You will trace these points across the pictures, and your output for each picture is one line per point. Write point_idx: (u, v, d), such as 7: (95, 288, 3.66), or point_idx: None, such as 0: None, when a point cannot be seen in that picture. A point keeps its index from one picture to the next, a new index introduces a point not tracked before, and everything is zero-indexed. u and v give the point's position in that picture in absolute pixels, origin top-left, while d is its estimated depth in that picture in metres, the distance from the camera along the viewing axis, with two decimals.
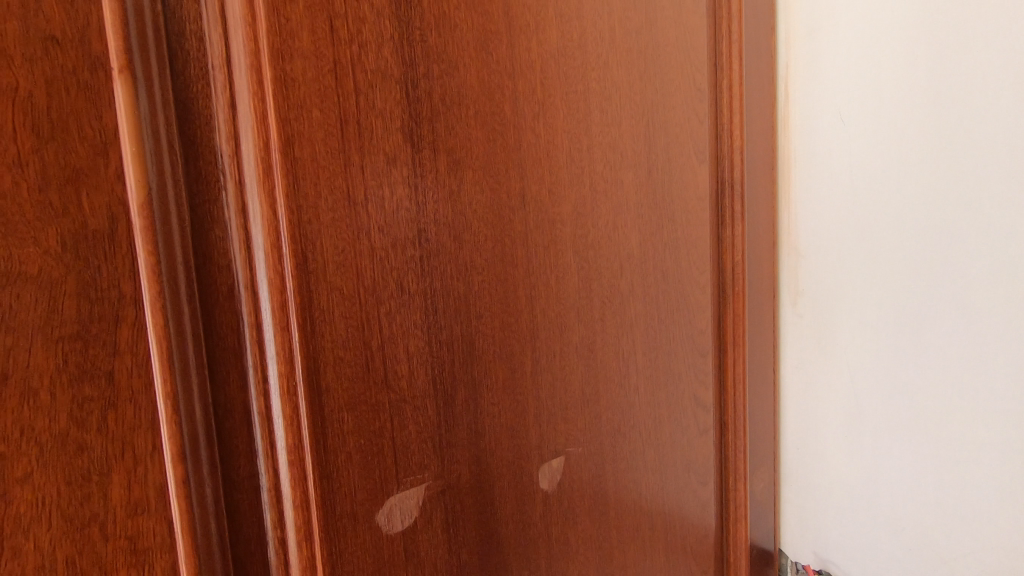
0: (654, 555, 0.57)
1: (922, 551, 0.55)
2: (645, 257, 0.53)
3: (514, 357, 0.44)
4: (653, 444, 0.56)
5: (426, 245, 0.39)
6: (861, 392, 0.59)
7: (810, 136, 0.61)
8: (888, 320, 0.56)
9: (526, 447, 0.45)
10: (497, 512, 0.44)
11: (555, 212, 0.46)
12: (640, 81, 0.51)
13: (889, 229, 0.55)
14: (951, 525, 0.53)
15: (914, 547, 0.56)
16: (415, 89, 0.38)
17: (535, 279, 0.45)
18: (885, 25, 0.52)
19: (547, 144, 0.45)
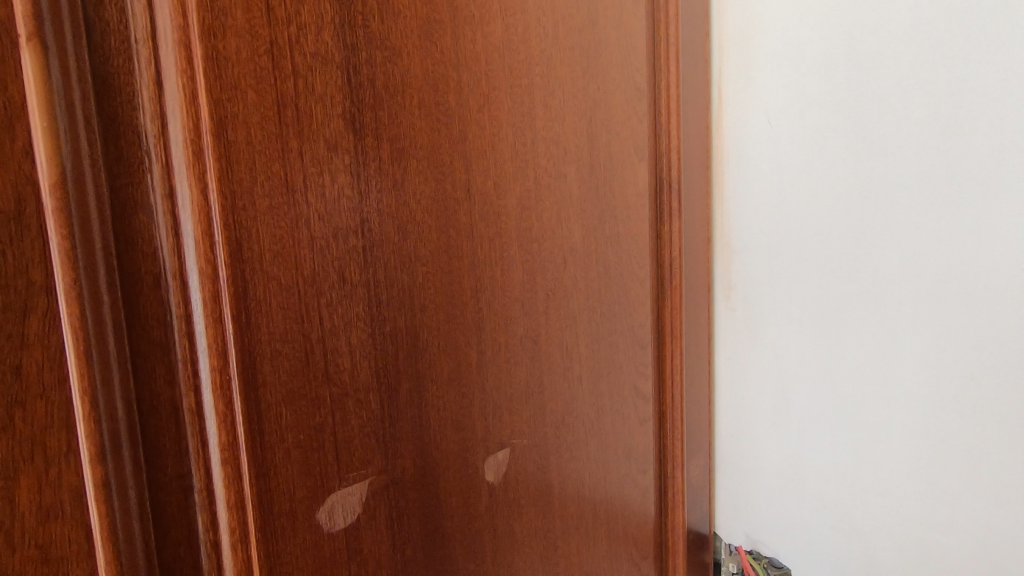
0: (597, 543, 0.59)
1: (844, 521, 0.61)
2: (587, 251, 0.55)
3: (460, 349, 0.44)
4: (595, 434, 0.57)
5: (368, 236, 0.38)
6: (787, 378, 0.64)
7: (742, 138, 0.65)
8: (810, 311, 0.60)
9: (472, 439, 0.45)
10: (442, 506, 0.44)
11: (501, 204, 0.46)
12: (583, 79, 0.53)
13: (812, 226, 0.59)
14: (865, 497, 0.58)
15: (836, 520, 0.61)
16: (357, 75, 0.37)
17: (479, 271, 0.45)
18: (808, 37, 0.57)
19: (492, 136, 0.46)
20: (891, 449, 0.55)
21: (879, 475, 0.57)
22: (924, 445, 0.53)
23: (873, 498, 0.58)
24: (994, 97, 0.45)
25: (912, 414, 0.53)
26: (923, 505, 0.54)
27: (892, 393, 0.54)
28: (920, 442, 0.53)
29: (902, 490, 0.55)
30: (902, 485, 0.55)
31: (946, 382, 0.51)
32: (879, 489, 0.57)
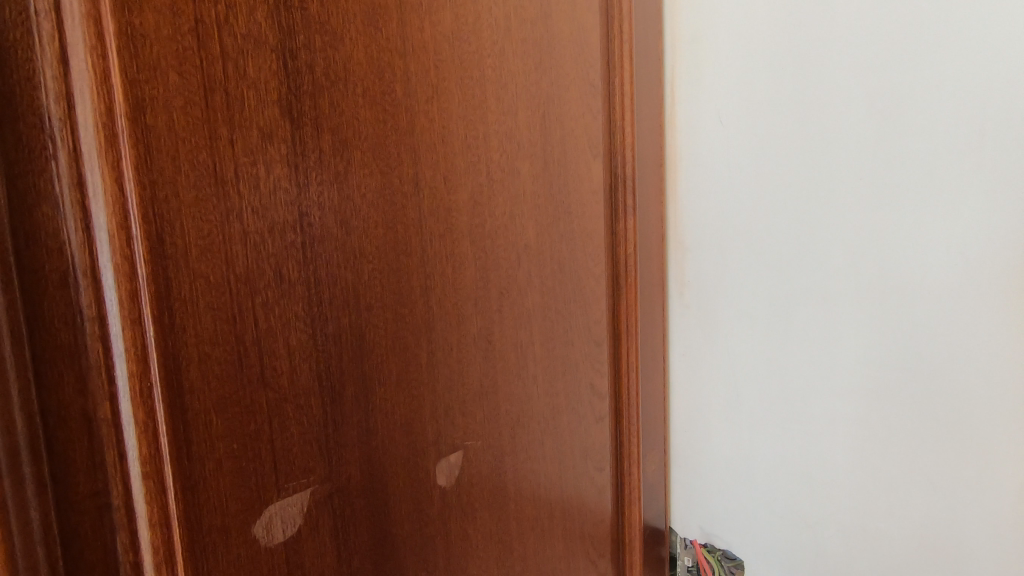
0: (553, 544, 0.58)
1: (795, 502, 0.64)
2: (541, 248, 0.54)
3: (409, 350, 0.42)
4: (551, 433, 0.56)
5: (308, 231, 0.36)
6: (736, 371, 0.66)
7: (694, 138, 0.66)
8: (760, 305, 0.63)
9: (423, 443, 0.44)
10: (391, 513, 0.42)
11: (451, 200, 0.45)
12: (535, 73, 0.52)
13: (760, 224, 0.62)
14: (813, 476, 0.63)
15: (789, 501, 0.65)
16: (294, 59, 0.35)
17: (429, 269, 0.44)
18: (754, 41, 0.60)
19: (441, 128, 0.44)
20: (837, 429, 0.60)
21: (827, 454, 0.61)
22: (865, 422, 0.58)
23: (822, 477, 0.62)
24: (930, 107, 0.51)
25: (856, 393, 0.58)
26: (866, 475, 0.59)
27: (835, 376, 0.59)
28: (861, 419, 0.58)
29: (849, 466, 0.60)
30: (850, 463, 0.60)
31: (883, 362, 0.56)
32: (826, 467, 0.62)
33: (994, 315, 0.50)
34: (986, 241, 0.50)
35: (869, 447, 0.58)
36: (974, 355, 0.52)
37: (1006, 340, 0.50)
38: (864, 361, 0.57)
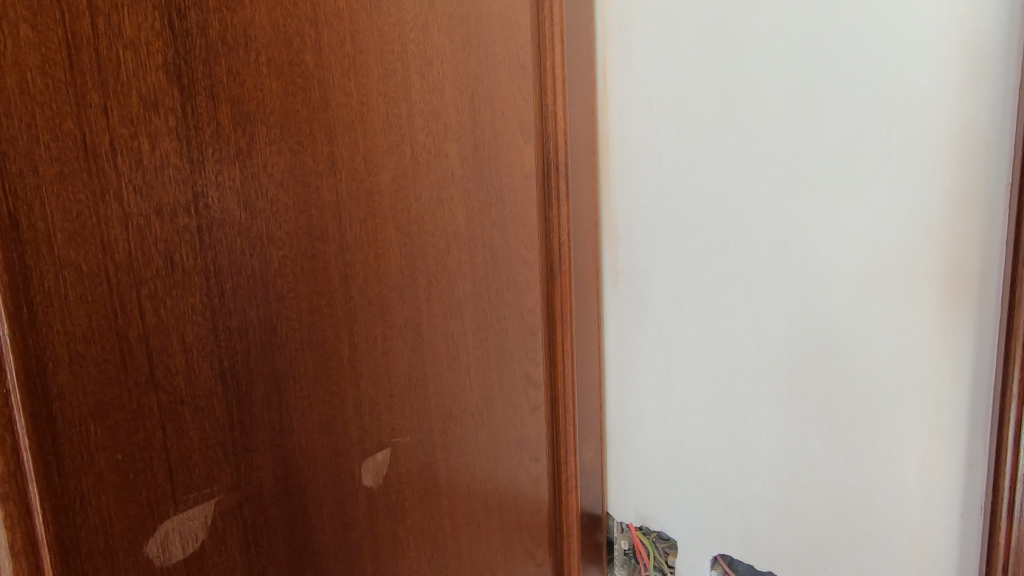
0: (489, 538, 0.57)
1: (725, 481, 0.67)
2: (471, 235, 0.52)
3: (327, 343, 0.39)
4: (485, 425, 0.55)
5: (204, 214, 0.32)
6: (668, 355, 0.68)
7: (626, 125, 0.66)
8: (688, 291, 0.65)
9: (346, 442, 0.41)
10: (310, 519, 0.39)
11: (373, 182, 0.42)
12: (462, 50, 0.49)
13: (688, 211, 0.64)
14: (739, 455, 0.65)
15: (719, 481, 0.67)
16: (182, 19, 0.31)
17: (350, 257, 0.41)
18: (682, 29, 0.61)
19: (360, 105, 0.41)
20: (763, 409, 0.63)
21: (754, 434, 0.64)
22: (787, 402, 0.61)
23: (748, 456, 0.65)
24: (844, 97, 0.53)
25: (777, 374, 0.61)
26: (789, 453, 0.62)
27: (758, 358, 0.62)
28: (783, 399, 0.61)
29: (773, 444, 0.63)
30: (775, 442, 0.62)
31: (800, 344, 0.59)
32: (751, 446, 0.64)
33: (904, 294, 0.53)
34: (896, 224, 0.52)
35: (793, 426, 0.61)
36: (882, 333, 0.54)
37: (916, 318, 0.52)
38: (785, 342, 0.60)
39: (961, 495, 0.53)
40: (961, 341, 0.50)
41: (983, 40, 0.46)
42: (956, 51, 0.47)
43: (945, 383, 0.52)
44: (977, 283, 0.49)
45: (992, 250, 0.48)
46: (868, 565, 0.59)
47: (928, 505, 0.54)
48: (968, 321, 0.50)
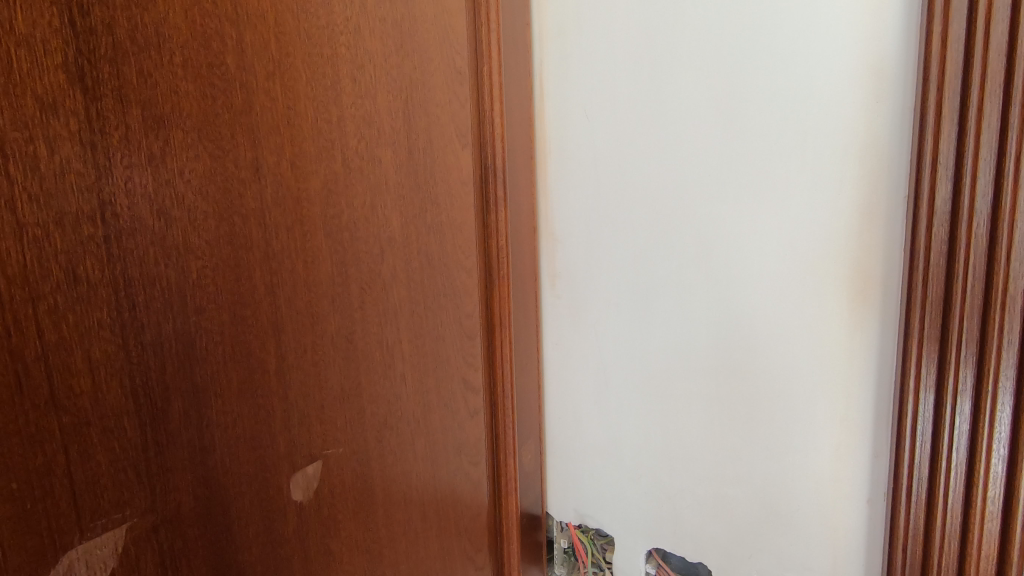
0: (427, 545, 0.57)
1: (658, 478, 0.69)
2: (407, 241, 0.51)
3: (253, 356, 0.38)
4: (423, 432, 0.55)
5: (112, 223, 0.30)
6: (604, 357, 0.70)
7: (563, 131, 0.68)
8: (623, 295, 0.67)
9: (273, 457, 0.40)
10: (235, 538, 0.38)
11: (302, 188, 0.41)
12: (396, 55, 0.49)
13: (622, 218, 0.66)
14: (671, 452, 0.68)
15: (652, 478, 0.70)
16: (84, 16, 0.29)
17: (277, 265, 0.40)
18: (615, 41, 0.62)
19: (287, 109, 0.40)
20: (692, 407, 0.65)
21: (684, 431, 0.66)
22: (714, 401, 0.64)
23: (678, 453, 0.67)
24: (762, 113, 0.56)
25: (704, 374, 0.64)
26: (716, 449, 0.65)
27: (687, 359, 0.65)
28: (710, 398, 0.64)
29: (702, 441, 0.66)
30: (703, 439, 0.65)
31: (726, 345, 0.62)
32: (681, 443, 0.67)
33: (817, 298, 0.56)
34: (810, 233, 0.56)
35: (719, 423, 0.64)
36: (798, 335, 0.58)
37: (827, 320, 0.56)
38: (712, 344, 0.63)
39: (867, 483, 0.57)
40: (867, 341, 0.55)
41: (884, 64, 0.50)
42: (861, 74, 0.51)
43: (853, 380, 0.56)
44: (881, 288, 0.53)
45: (893, 256, 0.52)
46: (786, 552, 0.63)
47: (838, 493, 0.59)
48: (872, 322, 0.54)
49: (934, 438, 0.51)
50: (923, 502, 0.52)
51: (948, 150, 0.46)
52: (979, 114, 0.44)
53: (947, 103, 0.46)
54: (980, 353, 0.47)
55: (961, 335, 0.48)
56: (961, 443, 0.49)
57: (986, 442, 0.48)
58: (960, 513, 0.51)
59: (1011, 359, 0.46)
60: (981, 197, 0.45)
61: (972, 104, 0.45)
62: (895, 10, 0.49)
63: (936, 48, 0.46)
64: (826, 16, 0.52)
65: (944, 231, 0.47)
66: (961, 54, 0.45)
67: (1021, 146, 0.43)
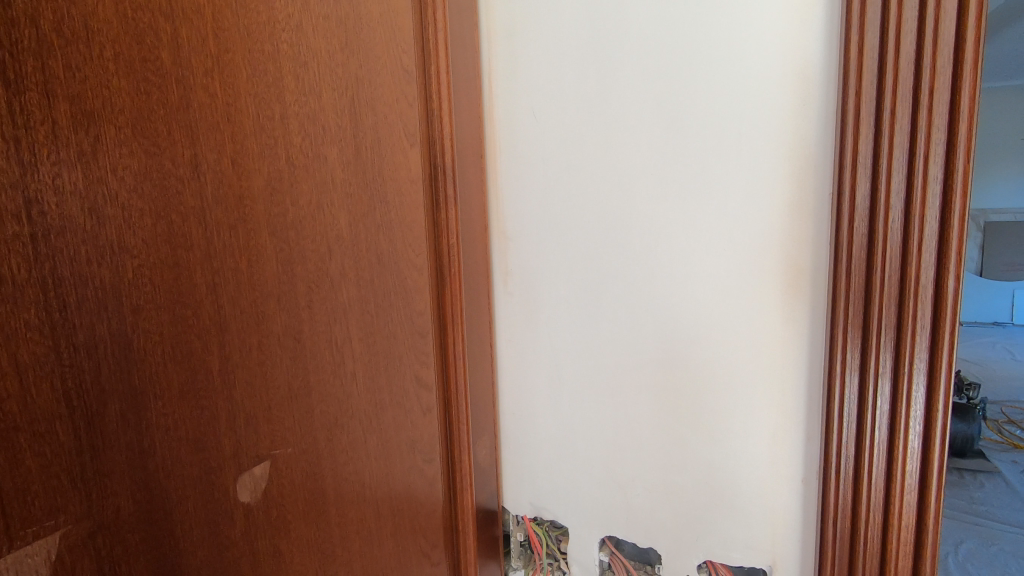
0: (382, 543, 0.57)
1: (609, 468, 0.72)
2: (356, 239, 0.51)
3: (195, 356, 0.38)
4: (375, 431, 0.55)
5: (40, 221, 0.29)
6: (556, 352, 0.72)
7: (512, 131, 0.69)
8: (574, 290, 0.69)
9: (218, 458, 0.39)
10: (178, 542, 0.37)
11: (244, 186, 0.41)
12: (341, 52, 0.49)
13: (570, 215, 0.67)
14: (620, 441, 0.70)
15: (603, 468, 0.72)
16: (5, 7, 0.28)
17: (219, 264, 0.39)
18: (561, 43, 0.64)
19: (227, 106, 0.39)
20: (640, 398, 0.68)
21: (632, 422, 0.69)
22: (660, 391, 0.66)
23: (627, 441, 0.70)
24: (700, 114, 0.59)
25: (651, 365, 0.66)
26: (664, 437, 0.67)
27: (633, 351, 0.67)
28: (657, 389, 0.67)
29: (650, 430, 0.68)
30: (652, 428, 0.68)
31: (670, 337, 0.65)
32: (631, 433, 0.69)
33: (753, 290, 0.60)
34: (745, 229, 0.59)
35: (665, 412, 0.67)
36: (736, 325, 0.61)
37: (762, 311, 0.60)
38: (657, 336, 0.65)
39: (801, 463, 0.61)
40: (799, 330, 0.58)
41: (809, 69, 0.53)
42: (788, 78, 0.54)
43: (786, 367, 0.59)
44: (811, 280, 0.57)
45: (819, 250, 0.56)
46: (729, 533, 0.66)
47: (775, 474, 0.62)
48: (802, 312, 0.58)
49: (858, 418, 0.54)
50: (850, 480, 0.56)
51: (865, 150, 0.50)
52: (892, 118, 0.49)
53: (864, 106, 0.50)
54: (897, 337, 0.51)
55: (880, 322, 0.52)
56: (882, 421, 0.54)
57: (903, 420, 0.53)
58: (882, 486, 0.55)
59: (923, 341, 0.51)
60: (895, 194, 0.50)
61: (886, 108, 0.49)
62: (817, 21, 0.52)
63: (854, 55, 0.49)
64: (756, 24, 0.55)
65: (863, 226, 0.51)
66: (876, 62, 0.49)
67: (927, 147, 0.48)
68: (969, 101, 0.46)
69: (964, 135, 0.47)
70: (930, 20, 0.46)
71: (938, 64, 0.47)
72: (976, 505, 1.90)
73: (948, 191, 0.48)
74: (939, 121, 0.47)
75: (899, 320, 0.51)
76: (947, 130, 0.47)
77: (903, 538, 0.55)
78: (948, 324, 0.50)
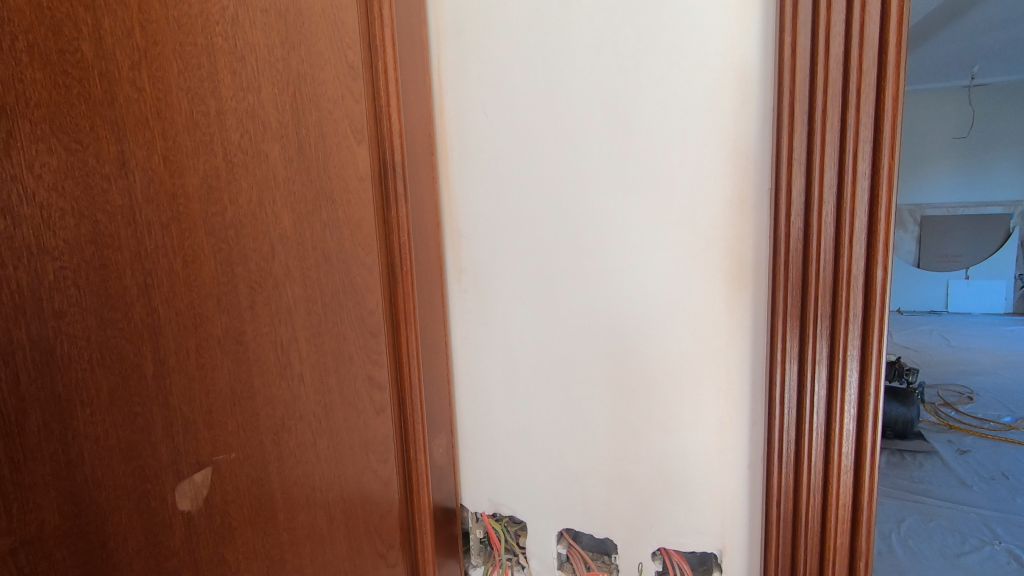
0: (334, 546, 0.56)
1: (564, 461, 0.73)
2: (301, 238, 0.50)
3: (125, 356, 0.38)
4: (326, 433, 0.54)
5: None
6: (511, 347, 0.72)
7: (463, 128, 0.69)
8: (528, 286, 0.70)
9: (152, 455, 0.39)
10: (107, 539, 0.38)
11: (178, 185, 0.40)
12: (280, 46, 0.47)
13: (522, 212, 0.68)
14: (575, 435, 0.71)
15: (560, 462, 0.73)
16: None
17: (151, 262, 0.39)
18: (509, 40, 0.64)
19: (157, 101, 0.39)
20: (594, 391, 0.69)
21: (587, 415, 0.70)
22: (613, 384, 0.68)
23: (581, 434, 0.71)
24: (647, 112, 0.60)
25: (603, 358, 0.67)
26: (618, 429, 0.69)
27: (590, 345, 0.68)
28: (609, 381, 0.68)
29: (605, 422, 0.69)
30: (606, 420, 0.69)
31: (621, 330, 0.66)
32: (586, 426, 0.70)
33: (697, 283, 0.61)
34: (690, 223, 0.61)
35: (619, 404, 0.68)
36: (683, 317, 0.63)
37: (707, 303, 0.61)
38: (609, 329, 0.66)
39: (747, 449, 0.63)
40: (743, 320, 0.60)
41: (747, 69, 0.55)
42: (728, 77, 0.56)
43: (731, 356, 0.62)
44: (753, 272, 0.59)
45: (760, 244, 0.58)
46: (682, 519, 0.68)
47: (723, 460, 0.64)
48: (745, 304, 0.60)
49: (799, 404, 0.57)
50: (792, 463, 0.58)
51: (799, 147, 0.52)
52: (824, 115, 0.51)
53: (797, 105, 0.52)
54: (832, 325, 0.54)
55: (816, 310, 0.54)
56: (819, 406, 0.56)
57: (839, 403, 0.55)
58: (821, 468, 0.57)
59: (856, 328, 0.54)
60: (828, 189, 0.52)
61: (818, 107, 0.51)
62: (754, 23, 0.54)
63: (788, 55, 0.52)
64: (695, 24, 0.56)
65: (799, 220, 0.53)
66: (808, 62, 0.51)
67: (856, 144, 0.51)
68: (893, 101, 0.49)
69: (889, 133, 0.50)
70: (855, 23, 0.49)
71: (864, 65, 0.49)
72: (917, 484, 2.01)
73: (875, 186, 0.51)
74: (866, 119, 0.50)
75: (833, 309, 0.54)
76: (874, 128, 0.50)
77: (841, 516, 0.58)
78: (878, 311, 0.53)
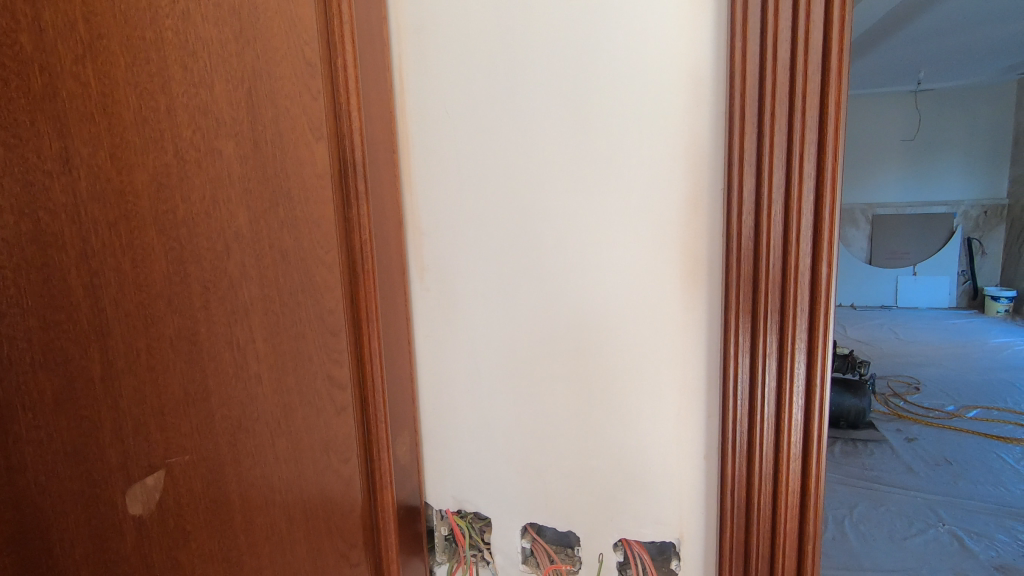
0: (293, 548, 0.56)
1: (528, 457, 0.74)
2: (257, 236, 0.50)
3: (71, 344, 0.44)
4: (284, 433, 0.53)
5: None
6: (475, 345, 0.73)
7: (425, 126, 0.69)
8: (490, 284, 0.70)
9: (99, 417, 0.46)
10: (45, 483, 0.45)
11: (123, 181, 0.44)
12: (234, 40, 0.47)
13: (484, 210, 0.68)
14: (539, 430, 0.72)
15: (523, 457, 0.74)
16: None
17: (101, 257, 0.44)
18: (470, 39, 0.64)
19: (103, 96, 0.43)
20: (556, 387, 0.70)
21: (550, 410, 0.71)
22: (574, 379, 0.69)
23: (546, 430, 0.72)
24: (605, 112, 0.61)
25: (565, 354, 0.69)
26: (580, 423, 0.70)
27: (553, 342, 0.69)
28: (569, 377, 0.69)
29: (568, 417, 0.70)
30: (569, 415, 0.70)
31: (581, 327, 0.67)
32: (548, 421, 0.71)
33: (653, 281, 0.63)
34: (647, 222, 0.62)
35: (580, 399, 0.69)
36: (642, 313, 0.64)
37: (664, 300, 0.63)
38: (569, 326, 0.68)
39: (703, 441, 0.65)
40: (698, 316, 0.63)
41: (700, 72, 0.57)
42: (683, 80, 0.58)
43: (688, 351, 0.64)
44: (708, 270, 0.61)
45: (714, 243, 0.60)
46: (642, 509, 0.70)
47: (681, 452, 0.66)
48: (700, 300, 0.62)
49: (750, 396, 0.59)
50: (745, 453, 0.61)
51: (750, 148, 0.54)
52: (772, 118, 0.53)
53: (748, 107, 0.54)
54: (781, 319, 0.57)
55: (766, 306, 0.57)
56: (770, 397, 0.59)
57: (788, 394, 0.58)
58: (771, 457, 0.60)
59: (803, 322, 0.56)
60: (777, 189, 0.54)
61: (767, 110, 0.53)
62: (706, 27, 0.56)
63: (739, 60, 0.53)
64: (648, 27, 0.58)
65: (750, 219, 0.56)
66: (757, 67, 0.53)
67: (803, 146, 0.53)
68: (836, 106, 0.52)
69: (832, 136, 0.52)
70: (801, 31, 0.51)
71: (809, 71, 0.52)
72: (868, 471, 2.10)
73: (820, 187, 0.53)
74: (811, 123, 0.52)
75: (781, 304, 0.56)
76: (819, 131, 0.53)
77: (791, 502, 0.60)
78: (823, 305, 0.55)
